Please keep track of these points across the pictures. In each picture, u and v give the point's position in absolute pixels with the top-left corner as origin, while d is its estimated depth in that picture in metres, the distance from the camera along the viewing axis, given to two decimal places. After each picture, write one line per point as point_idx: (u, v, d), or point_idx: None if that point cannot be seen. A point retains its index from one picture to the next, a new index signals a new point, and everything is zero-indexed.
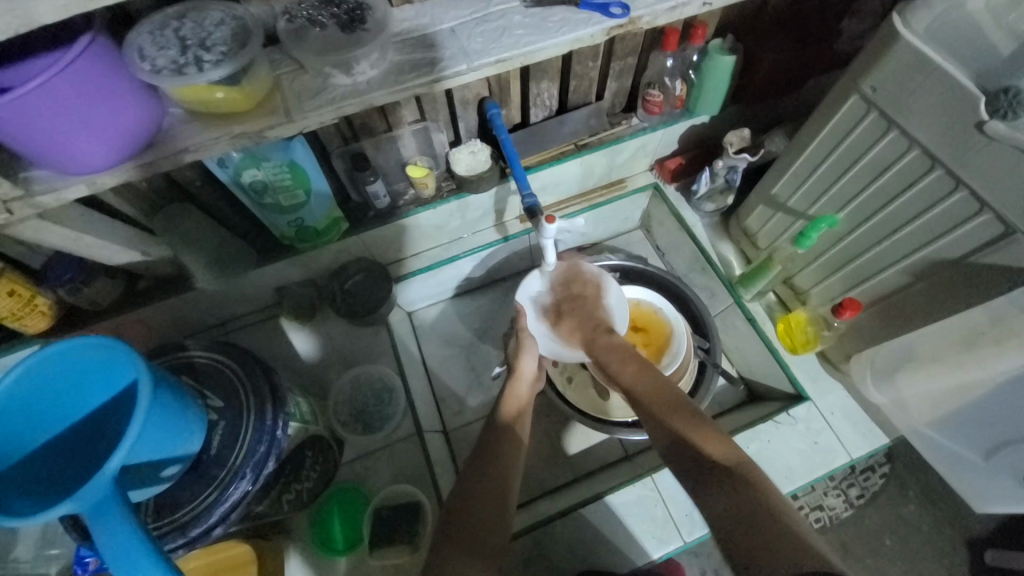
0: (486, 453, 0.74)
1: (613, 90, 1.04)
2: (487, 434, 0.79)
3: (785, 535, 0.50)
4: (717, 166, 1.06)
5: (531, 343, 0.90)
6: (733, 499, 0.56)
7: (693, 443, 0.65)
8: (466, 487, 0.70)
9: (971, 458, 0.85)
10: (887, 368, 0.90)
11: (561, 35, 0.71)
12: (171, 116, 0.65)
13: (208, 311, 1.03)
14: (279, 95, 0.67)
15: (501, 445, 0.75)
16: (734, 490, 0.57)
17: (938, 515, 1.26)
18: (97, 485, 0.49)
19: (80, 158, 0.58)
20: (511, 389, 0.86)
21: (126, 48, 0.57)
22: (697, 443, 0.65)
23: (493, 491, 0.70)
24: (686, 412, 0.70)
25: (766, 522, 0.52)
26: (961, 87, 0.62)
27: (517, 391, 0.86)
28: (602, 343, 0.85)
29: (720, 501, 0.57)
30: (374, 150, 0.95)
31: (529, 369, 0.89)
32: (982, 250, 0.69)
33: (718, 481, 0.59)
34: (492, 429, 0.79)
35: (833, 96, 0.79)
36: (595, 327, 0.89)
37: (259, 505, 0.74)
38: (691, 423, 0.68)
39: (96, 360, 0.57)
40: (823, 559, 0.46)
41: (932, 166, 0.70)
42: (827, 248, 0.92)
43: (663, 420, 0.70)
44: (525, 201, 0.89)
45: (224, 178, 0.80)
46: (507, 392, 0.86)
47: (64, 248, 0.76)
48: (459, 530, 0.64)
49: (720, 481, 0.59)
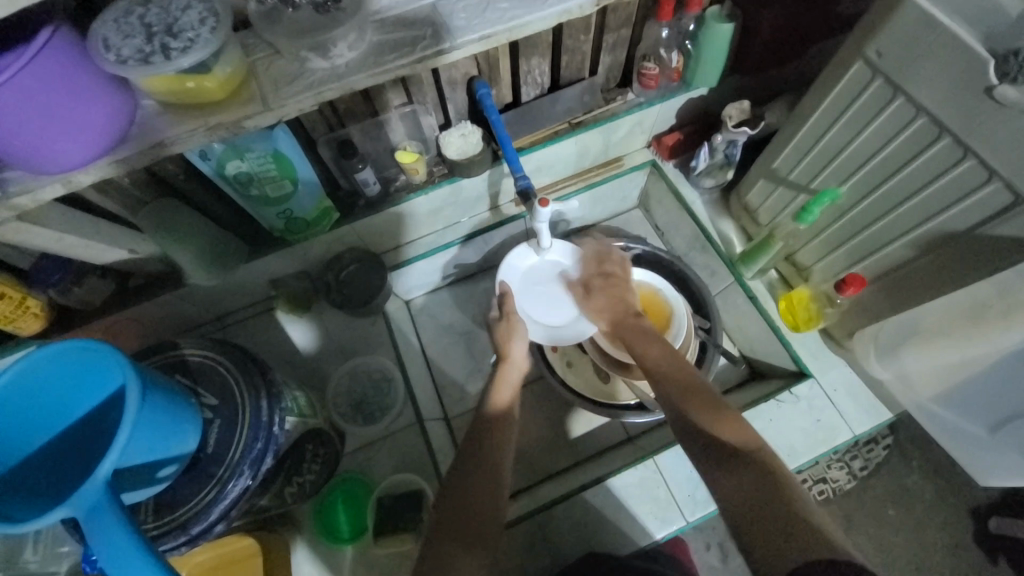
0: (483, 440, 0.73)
1: (607, 65, 1.00)
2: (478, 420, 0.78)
3: (797, 523, 0.49)
4: (717, 141, 1.02)
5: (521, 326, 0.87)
6: (742, 484, 0.55)
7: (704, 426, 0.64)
8: (455, 472, 0.70)
9: (975, 432, 0.84)
10: (892, 343, 0.88)
11: (548, 7, 0.68)
12: (145, 108, 0.63)
13: (203, 307, 1.02)
14: (255, 82, 0.65)
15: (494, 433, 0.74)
16: (746, 474, 0.56)
17: (941, 485, 1.26)
18: (91, 489, 0.49)
19: (53, 158, 0.56)
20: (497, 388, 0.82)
21: (90, 39, 0.55)
22: (708, 427, 0.64)
23: (488, 473, 0.69)
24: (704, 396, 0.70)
25: (775, 510, 0.51)
26: (971, 49, 0.59)
27: (506, 382, 0.83)
28: (629, 327, 0.87)
29: (731, 485, 0.56)
30: (361, 136, 0.93)
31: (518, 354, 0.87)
32: (991, 221, 0.67)
33: (730, 466, 0.58)
34: (483, 416, 0.77)
35: (836, 63, 0.76)
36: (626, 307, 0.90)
37: (262, 499, 0.75)
38: (706, 407, 0.67)
39: (83, 364, 0.56)
40: (829, 547, 0.46)
41: (940, 135, 0.67)
42: (829, 223, 0.90)
43: (678, 401, 0.70)
44: (518, 183, 0.86)
45: (208, 171, 0.78)
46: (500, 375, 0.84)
47: (50, 248, 0.75)
48: (449, 517, 0.64)
49: (734, 465, 0.58)
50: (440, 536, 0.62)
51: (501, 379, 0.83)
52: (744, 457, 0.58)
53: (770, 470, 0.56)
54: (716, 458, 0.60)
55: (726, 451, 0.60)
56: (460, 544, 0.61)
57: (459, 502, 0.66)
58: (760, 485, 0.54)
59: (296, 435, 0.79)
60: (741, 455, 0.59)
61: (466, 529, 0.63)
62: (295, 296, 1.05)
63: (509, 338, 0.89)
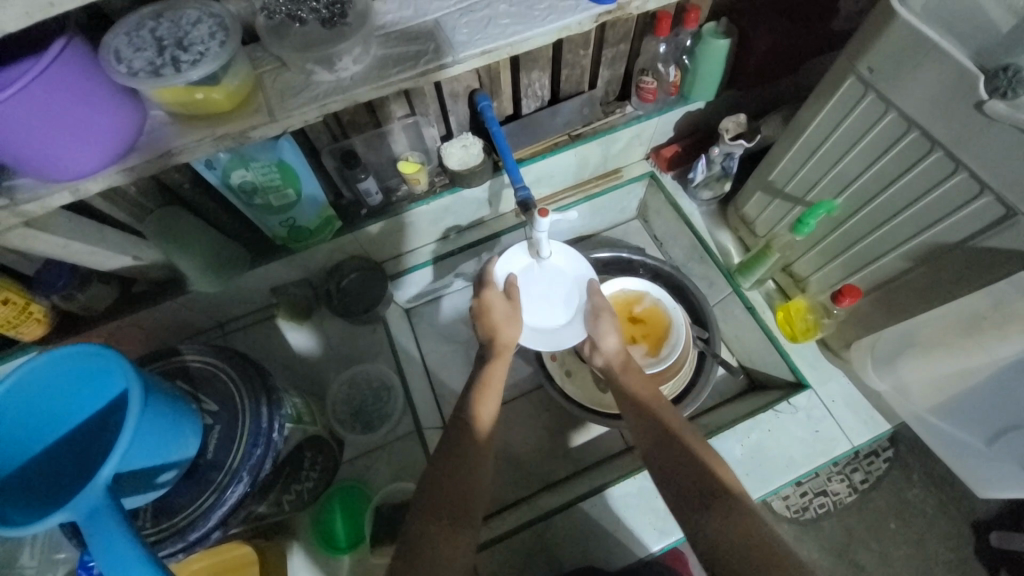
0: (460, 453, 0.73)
1: (606, 78, 1.02)
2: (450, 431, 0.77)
3: (777, 570, 0.55)
4: (714, 153, 1.04)
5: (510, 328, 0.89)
6: (722, 527, 0.60)
7: (684, 462, 0.69)
8: (438, 468, 0.72)
9: (972, 443, 0.83)
10: (888, 354, 0.89)
11: (547, 23, 0.70)
12: (153, 119, 0.64)
13: (205, 314, 1.03)
14: (261, 94, 0.66)
15: (466, 446, 0.74)
16: (727, 516, 0.61)
17: (943, 498, 1.26)
18: (91, 493, 0.49)
19: (63, 166, 0.57)
20: (478, 403, 0.80)
21: (103, 51, 0.56)
22: (694, 462, 0.68)
23: (466, 489, 0.70)
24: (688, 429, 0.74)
25: (755, 552, 0.57)
26: (959, 66, 0.61)
27: (489, 390, 0.82)
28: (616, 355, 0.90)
29: (712, 527, 0.61)
30: (364, 147, 0.94)
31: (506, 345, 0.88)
32: (983, 233, 0.68)
33: (709, 507, 0.63)
34: (456, 427, 0.77)
35: (830, 78, 0.77)
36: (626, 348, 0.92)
37: (260, 506, 0.75)
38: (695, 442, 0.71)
39: (85, 369, 0.57)
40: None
41: (931, 148, 0.68)
42: (825, 235, 0.91)
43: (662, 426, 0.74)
44: (518, 194, 0.87)
45: (213, 180, 0.79)
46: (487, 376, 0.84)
47: (55, 254, 0.76)
48: (436, 504, 0.68)
49: (712, 506, 0.63)
50: (424, 518, 0.66)
51: (484, 389, 0.82)
52: (723, 499, 0.63)
53: (746, 513, 0.61)
54: (695, 497, 0.65)
55: (705, 491, 0.65)
56: (446, 531, 0.65)
57: (445, 495, 0.69)
58: (740, 530, 0.59)
59: (294, 442, 0.79)
60: (721, 496, 0.64)
61: (455, 511, 0.68)
62: (296, 306, 1.06)
63: (501, 326, 0.89)
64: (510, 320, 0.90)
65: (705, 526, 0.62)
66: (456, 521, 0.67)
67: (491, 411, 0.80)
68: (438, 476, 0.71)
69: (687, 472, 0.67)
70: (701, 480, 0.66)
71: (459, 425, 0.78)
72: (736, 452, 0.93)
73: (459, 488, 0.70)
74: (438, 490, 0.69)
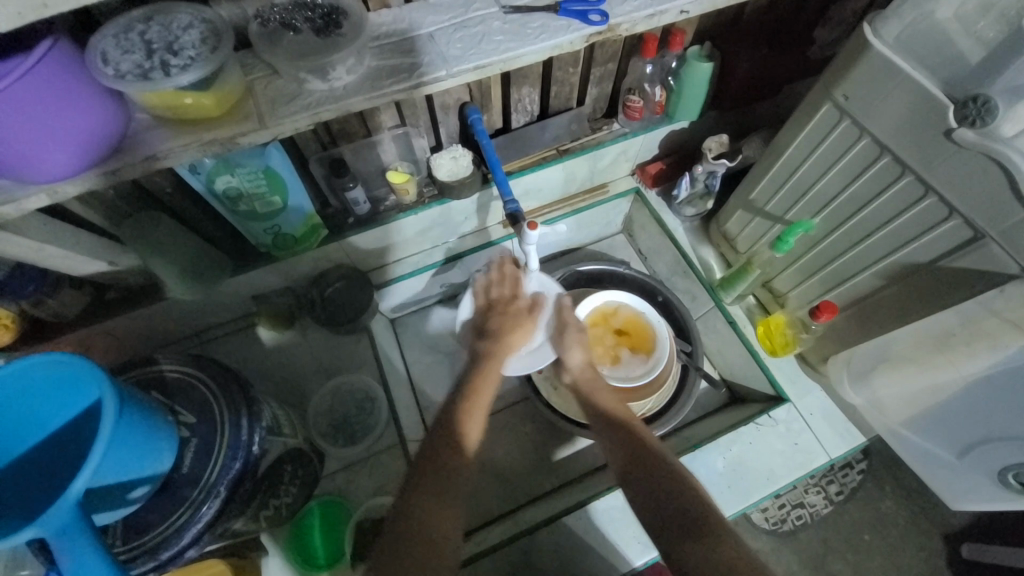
0: (443, 461, 0.72)
1: (594, 96, 1.04)
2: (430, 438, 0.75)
3: None
4: (697, 172, 1.07)
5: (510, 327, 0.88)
6: (704, 554, 0.60)
7: (667, 487, 0.68)
8: (426, 460, 0.73)
9: (944, 456, 0.87)
10: (864, 369, 0.92)
11: (540, 41, 0.71)
12: (138, 121, 0.63)
13: (182, 322, 0.99)
14: (252, 100, 0.66)
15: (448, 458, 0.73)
16: (711, 545, 0.61)
17: (914, 509, 1.29)
18: (61, 509, 0.46)
19: (42, 168, 0.55)
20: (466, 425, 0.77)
21: (89, 52, 0.55)
22: (675, 486, 0.68)
23: (453, 483, 0.71)
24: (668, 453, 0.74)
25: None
26: (928, 96, 0.64)
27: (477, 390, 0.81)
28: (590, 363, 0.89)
29: (695, 556, 0.61)
30: (353, 156, 0.94)
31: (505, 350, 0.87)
32: (952, 253, 0.71)
33: (692, 534, 0.63)
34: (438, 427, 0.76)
35: (808, 104, 0.81)
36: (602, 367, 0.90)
37: (237, 521, 0.72)
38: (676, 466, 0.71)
39: (57, 379, 0.54)
40: None
41: (902, 172, 0.72)
42: (803, 252, 0.94)
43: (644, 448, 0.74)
44: (507, 207, 0.88)
45: (197, 185, 0.77)
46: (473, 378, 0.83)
47: (25, 258, 0.73)
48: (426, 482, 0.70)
49: (695, 536, 0.63)
50: (413, 496, 0.69)
51: (474, 397, 0.80)
52: (705, 527, 0.63)
53: (729, 540, 0.61)
54: (677, 525, 0.65)
55: (686, 518, 0.65)
56: (434, 503, 0.68)
57: (431, 477, 0.70)
58: (722, 557, 0.59)
59: (275, 454, 0.77)
60: (707, 523, 0.64)
61: (437, 493, 0.69)
62: (278, 313, 1.04)
63: (506, 330, 0.88)
64: (515, 327, 0.88)
65: (686, 554, 0.62)
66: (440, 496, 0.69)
67: (478, 432, 0.78)
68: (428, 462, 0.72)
69: (668, 498, 0.67)
70: (683, 507, 0.66)
71: (442, 434, 0.75)
72: (718, 465, 0.95)
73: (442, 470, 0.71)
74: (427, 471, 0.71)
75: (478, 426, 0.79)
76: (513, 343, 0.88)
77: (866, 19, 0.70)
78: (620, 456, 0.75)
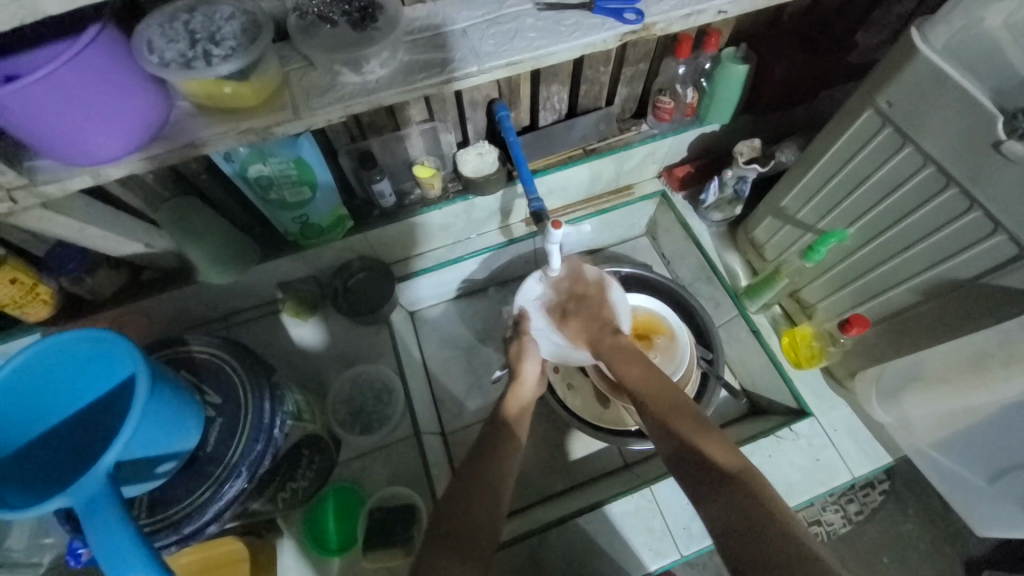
0: (476, 477, 0.71)
1: (624, 96, 1.03)
2: (473, 450, 0.77)
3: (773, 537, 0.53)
4: (727, 176, 1.05)
5: (533, 347, 0.92)
6: (728, 513, 0.57)
7: (687, 452, 0.66)
8: (452, 491, 0.70)
9: (973, 482, 0.84)
10: (893, 388, 0.88)
11: (573, 40, 0.70)
12: (179, 109, 0.65)
13: (210, 305, 1.02)
14: (287, 91, 0.67)
15: (491, 461, 0.74)
16: (735, 505, 0.58)
17: (937, 534, 1.24)
18: (92, 480, 0.49)
19: (89, 150, 0.58)
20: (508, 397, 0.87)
21: (136, 40, 0.57)
22: (695, 442, 0.67)
23: (487, 497, 0.69)
24: (688, 415, 0.71)
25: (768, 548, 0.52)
26: (979, 107, 0.61)
27: (517, 396, 0.87)
28: (608, 344, 0.88)
29: (721, 512, 0.58)
30: (381, 149, 0.95)
31: (531, 374, 0.89)
32: (996, 270, 0.68)
33: (719, 490, 0.60)
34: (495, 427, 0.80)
35: (847, 109, 0.78)
36: (601, 329, 0.90)
37: (255, 502, 0.74)
38: (694, 425, 0.69)
39: (92, 353, 0.56)
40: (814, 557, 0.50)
41: (946, 184, 0.69)
42: (835, 263, 0.91)
43: (665, 420, 0.72)
44: (532, 205, 0.87)
45: (230, 172, 0.80)
46: (510, 393, 0.88)
47: (67, 236, 0.76)
48: (447, 530, 0.64)
49: (723, 492, 0.60)
50: (434, 549, 0.62)
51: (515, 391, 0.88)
52: (730, 485, 0.60)
53: (760, 503, 0.57)
54: (704, 481, 0.62)
55: (714, 473, 0.62)
56: (455, 552, 0.61)
57: (453, 520, 0.66)
58: (747, 511, 0.56)
59: (294, 439, 0.79)
60: (730, 481, 0.60)
61: (466, 543, 0.63)
62: (302, 299, 1.05)
63: (521, 359, 0.91)
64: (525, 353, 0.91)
65: (713, 511, 0.59)
66: (470, 551, 0.62)
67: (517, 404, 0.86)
68: (451, 504, 0.68)
69: (692, 454, 0.65)
70: (702, 466, 0.63)
71: (483, 450, 0.76)
72: None
73: (463, 513, 0.67)
74: (450, 513, 0.67)
75: (523, 398, 0.87)
76: (526, 371, 0.90)
77: (914, 24, 0.67)
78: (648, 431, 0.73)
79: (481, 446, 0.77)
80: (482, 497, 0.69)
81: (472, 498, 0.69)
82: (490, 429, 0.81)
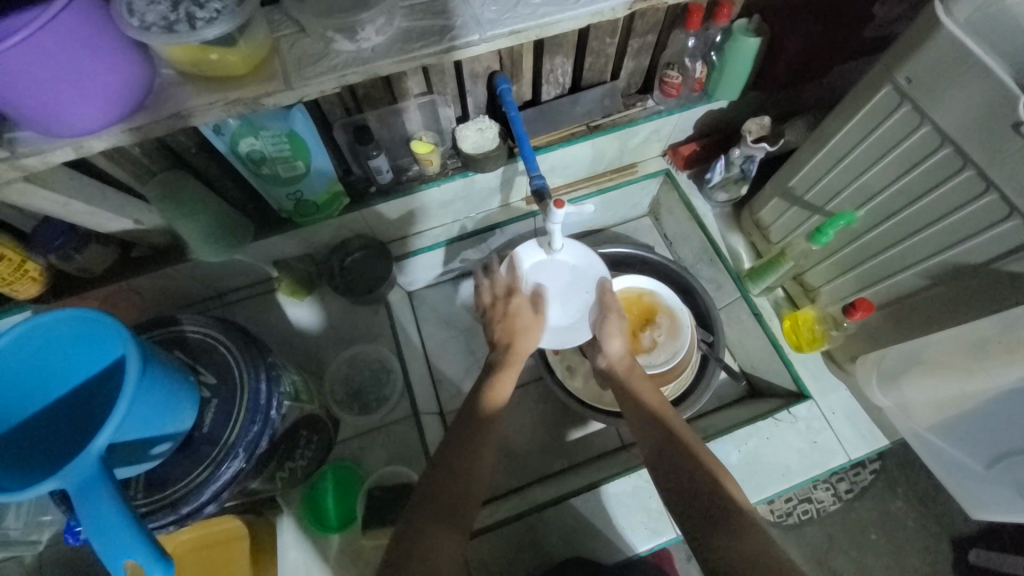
0: (464, 455, 0.71)
1: (629, 69, 0.99)
2: (459, 421, 0.76)
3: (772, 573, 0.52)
4: (734, 154, 1.01)
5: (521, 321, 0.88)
6: (733, 548, 0.56)
7: (691, 474, 0.66)
8: (440, 459, 0.71)
9: (972, 466, 0.84)
10: (893, 371, 0.88)
11: (580, 7, 0.66)
12: (163, 77, 0.62)
13: (204, 283, 1.00)
14: (278, 59, 0.64)
15: (474, 442, 0.73)
16: (732, 537, 0.58)
17: (924, 513, 1.27)
18: (85, 461, 0.48)
19: (69, 121, 0.55)
20: (494, 388, 0.81)
21: (114, 2, 0.53)
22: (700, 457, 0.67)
23: (465, 479, 0.69)
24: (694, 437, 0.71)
25: None
26: (1001, 85, 0.58)
27: (506, 375, 0.83)
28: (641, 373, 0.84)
29: (719, 543, 0.58)
30: (377, 123, 0.91)
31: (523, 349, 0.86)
32: (1007, 255, 0.67)
33: (721, 524, 0.60)
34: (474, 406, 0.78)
35: (864, 85, 0.75)
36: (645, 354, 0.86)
37: (254, 481, 0.74)
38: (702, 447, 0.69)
39: (81, 333, 0.54)
40: None
41: (963, 166, 0.67)
42: (842, 246, 0.90)
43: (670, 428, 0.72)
44: (534, 183, 0.84)
45: (221, 147, 0.76)
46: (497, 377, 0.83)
47: (51, 211, 0.73)
48: (434, 499, 0.66)
49: (722, 526, 0.59)
50: (420, 520, 0.64)
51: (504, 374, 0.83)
52: (738, 515, 0.60)
53: (761, 537, 0.57)
54: (706, 513, 0.62)
55: (714, 500, 0.62)
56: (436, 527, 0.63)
57: (437, 494, 0.66)
58: (750, 545, 0.56)
59: (292, 420, 0.78)
60: (735, 516, 0.60)
61: (447, 512, 0.65)
62: (298, 278, 1.03)
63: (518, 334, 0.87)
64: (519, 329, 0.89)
65: (711, 542, 0.59)
66: (451, 520, 0.64)
67: (504, 391, 0.82)
68: (439, 478, 0.68)
69: (699, 476, 0.65)
70: (713, 492, 0.63)
71: (468, 429, 0.75)
72: (732, 458, 0.93)
73: (448, 481, 0.68)
74: (433, 489, 0.67)
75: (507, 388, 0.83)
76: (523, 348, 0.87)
77: None
78: (649, 435, 0.74)
79: (465, 423, 0.76)
80: (465, 472, 0.69)
81: (463, 474, 0.69)
82: (472, 412, 0.78)
